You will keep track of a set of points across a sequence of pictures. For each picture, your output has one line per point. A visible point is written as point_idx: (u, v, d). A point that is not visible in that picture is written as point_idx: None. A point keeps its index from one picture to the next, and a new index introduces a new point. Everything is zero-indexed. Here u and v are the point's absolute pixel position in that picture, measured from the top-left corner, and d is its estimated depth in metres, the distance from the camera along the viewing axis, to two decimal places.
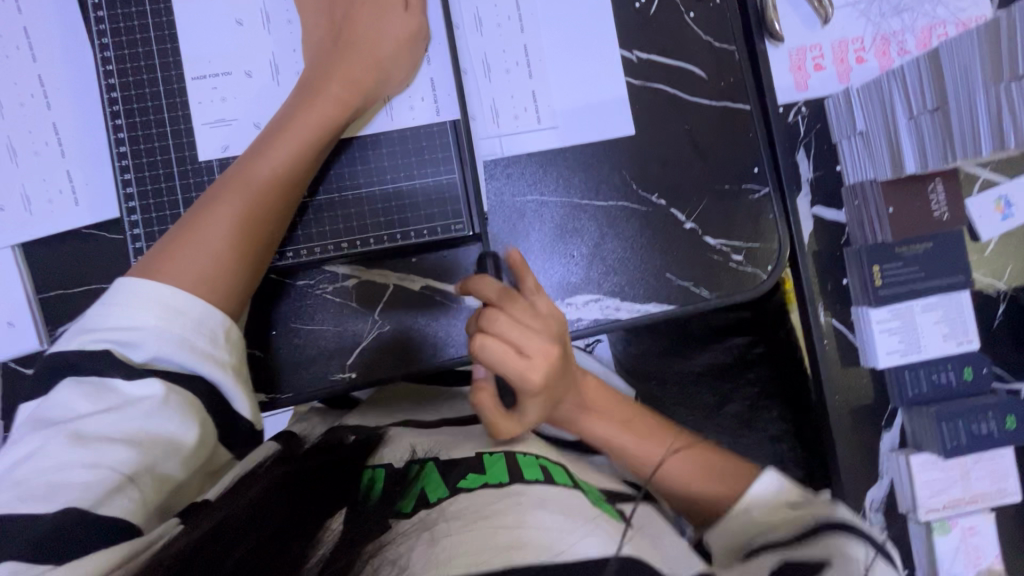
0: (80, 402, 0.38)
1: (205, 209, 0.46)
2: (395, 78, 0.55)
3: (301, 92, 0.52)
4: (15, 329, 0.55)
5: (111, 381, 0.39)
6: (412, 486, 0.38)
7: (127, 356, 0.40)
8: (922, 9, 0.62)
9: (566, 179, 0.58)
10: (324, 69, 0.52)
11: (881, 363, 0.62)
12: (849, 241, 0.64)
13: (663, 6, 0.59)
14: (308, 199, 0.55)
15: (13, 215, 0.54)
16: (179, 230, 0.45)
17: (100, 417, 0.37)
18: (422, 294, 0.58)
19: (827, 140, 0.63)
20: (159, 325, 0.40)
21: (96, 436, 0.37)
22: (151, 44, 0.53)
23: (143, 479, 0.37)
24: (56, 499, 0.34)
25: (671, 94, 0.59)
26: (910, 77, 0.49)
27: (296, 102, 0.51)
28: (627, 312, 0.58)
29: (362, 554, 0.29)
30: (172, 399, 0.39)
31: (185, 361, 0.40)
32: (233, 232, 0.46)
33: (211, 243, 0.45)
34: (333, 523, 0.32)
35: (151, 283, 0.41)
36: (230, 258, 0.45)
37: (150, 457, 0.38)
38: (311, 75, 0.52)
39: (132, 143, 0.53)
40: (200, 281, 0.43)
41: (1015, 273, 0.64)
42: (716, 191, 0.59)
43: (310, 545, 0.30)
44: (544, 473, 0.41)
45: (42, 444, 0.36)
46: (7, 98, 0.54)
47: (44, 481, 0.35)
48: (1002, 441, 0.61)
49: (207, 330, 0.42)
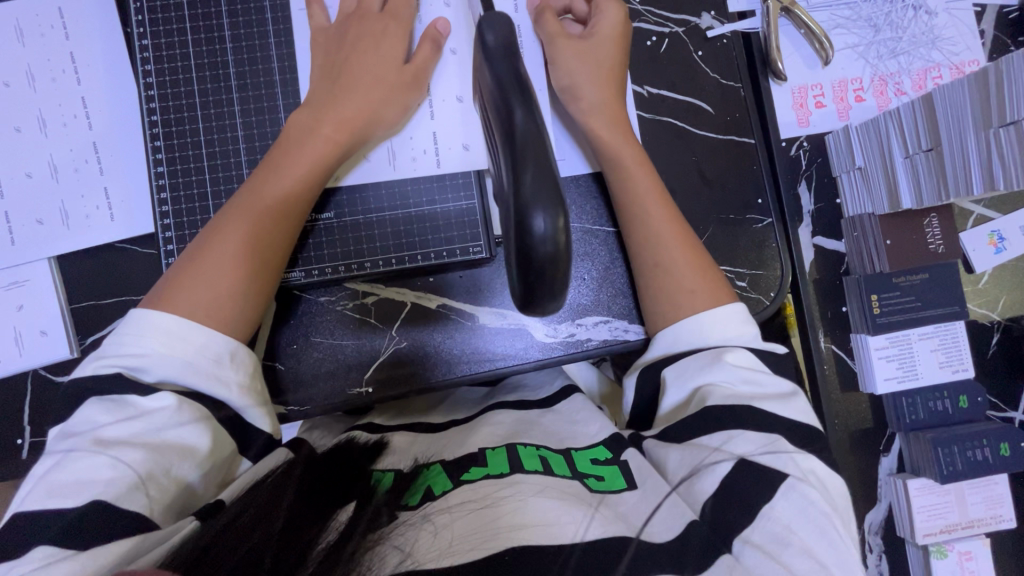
0: (99, 416, 0.40)
1: (205, 240, 0.48)
2: (386, 122, 0.55)
3: (292, 134, 0.53)
4: (47, 338, 0.57)
5: (128, 396, 0.41)
6: (418, 484, 0.40)
7: (136, 378, 0.42)
8: (918, 52, 0.65)
9: (580, 207, 0.61)
10: (320, 106, 0.53)
11: (880, 389, 0.64)
12: (848, 270, 0.66)
13: (673, 45, 0.62)
14: (333, 220, 0.57)
15: (51, 229, 0.57)
16: (182, 263, 0.47)
17: (119, 425, 0.40)
18: (437, 312, 0.60)
19: (827, 173, 0.66)
20: (163, 350, 0.42)
21: (117, 441, 0.39)
22: (190, 71, 0.57)
23: (159, 478, 0.39)
24: (81, 495, 0.36)
25: (680, 128, 0.62)
26: (906, 119, 0.52)
27: (288, 145, 0.52)
28: (636, 334, 0.60)
29: (365, 540, 0.32)
30: (185, 409, 0.41)
31: (193, 382, 0.42)
32: (232, 265, 0.47)
33: (211, 280, 0.46)
34: (341, 515, 0.35)
35: (155, 312, 0.44)
36: (230, 294, 0.46)
37: (165, 458, 0.40)
38: (303, 116, 0.53)
39: (169, 163, 0.56)
40: (199, 309, 0.44)
41: (1008, 304, 0.67)
42: (721, 220, 0.62)
43: (320, 530, 0.34)
44: (544, 464, 0.44)
45: (66, 452, 0.38)
46: (51, 118, 0.57)
47: (68, 481, 0.37)
48: (997, 467, 0.63)
49: (212, 351, 0.43)
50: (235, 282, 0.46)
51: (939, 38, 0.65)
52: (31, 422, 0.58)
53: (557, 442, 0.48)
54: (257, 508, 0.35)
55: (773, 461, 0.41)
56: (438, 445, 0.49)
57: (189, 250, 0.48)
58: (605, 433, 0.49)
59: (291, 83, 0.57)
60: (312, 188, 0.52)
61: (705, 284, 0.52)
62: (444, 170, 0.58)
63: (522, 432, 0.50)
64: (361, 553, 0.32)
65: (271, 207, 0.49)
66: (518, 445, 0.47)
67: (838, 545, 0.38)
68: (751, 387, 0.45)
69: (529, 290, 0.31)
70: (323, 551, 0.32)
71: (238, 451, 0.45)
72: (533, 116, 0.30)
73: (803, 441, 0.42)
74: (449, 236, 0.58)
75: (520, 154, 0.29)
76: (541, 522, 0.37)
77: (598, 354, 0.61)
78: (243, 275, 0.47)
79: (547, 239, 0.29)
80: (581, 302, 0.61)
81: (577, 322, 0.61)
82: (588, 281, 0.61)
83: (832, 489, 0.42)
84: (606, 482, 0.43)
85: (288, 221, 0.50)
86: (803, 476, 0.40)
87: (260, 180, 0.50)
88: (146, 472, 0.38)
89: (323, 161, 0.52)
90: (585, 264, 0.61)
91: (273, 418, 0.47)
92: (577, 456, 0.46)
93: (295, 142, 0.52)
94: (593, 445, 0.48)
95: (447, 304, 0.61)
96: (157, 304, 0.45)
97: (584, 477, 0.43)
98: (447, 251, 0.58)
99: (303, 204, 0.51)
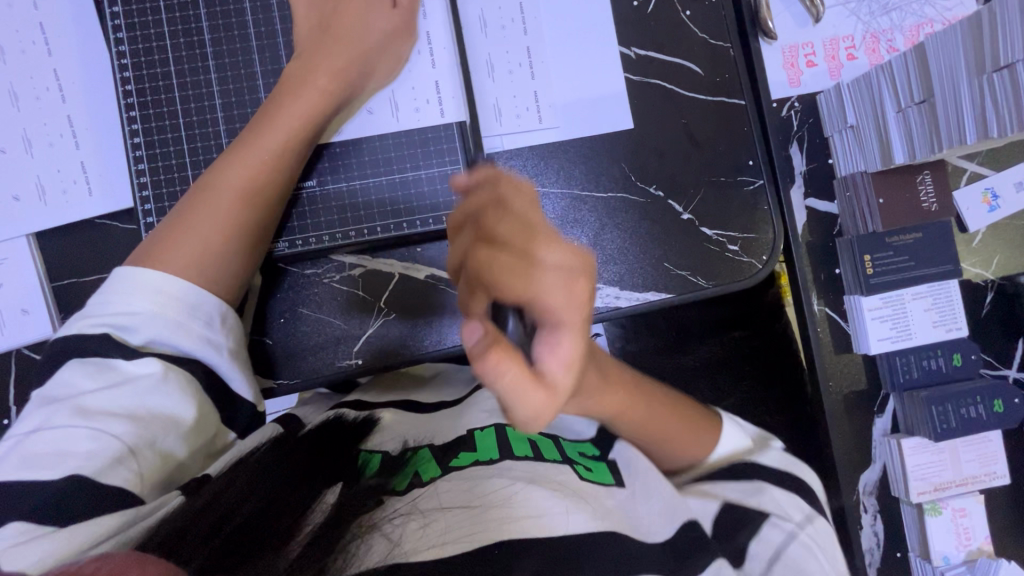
0: (84, 380, 0.39)
1: (196, 196, 0.47)
2: (379, 73, 0.56)
3: (281, 89, 0.52)
4: (29, 317, 0.56)
5: (114, 360, 0.40)
6: (406, 471, 0.39)
7: (125, 339, 0.41)
8: (910, 7, 0.64)
9: (567, 171, 0.60)
10: (308, 60, 0.53)
11: (873, 349, 0.64)
12: (841, 232, 0.66)
13: (660, 5, 0.61)
14: (318, 190, 0.56)
15: (28, 205, 0.56)
16: (171, 218, 0.47)
17: (103, 393, 0.39)
18: (426, 282, 0.60)
19: (819, 134, 0.65)
20: (154, 310, 0.41)
21: (100, 411, 0.38)
22: (164, 40, 0.55)
23: (144, 452, 0.38)
24: (62, 467, 0.35)
25: (668, 90, 0.61)
26: (899, 72, 0.51)
27: (279, 97, 0.52)
28: (626, 301, 0.60)
29: (356, 527, 0.31)
30: (172, 377, 0.40)
31: (183, 345, 0.42)
32: (226, 219, 0.47)
33: (205, 233, 0.46)
34: (327, 499, 0.34)
35: (148, 270, 0.42)
36: (226, 248, 0.46)
37: (150, 431, 0.39)
38: (292, 69, 0.53)
39: (146, 134, 0.55)
40: (196, 267, 0.44)
41: (1002, 262, 0.66)
42: (712, 182, 0.61)
43: (303, 513, 0.32)
44: (533, 448, 0.45)
45: (47, 419, 0.37)
46: (23, 91, 0.56)
47: (47, 450, 0.36)
48: (990, 424, 0.63)
49: (204, 315, 0.43)
50: (230, 238, 0.47)
51: None
52: (17, 403, 0.57)
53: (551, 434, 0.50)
54: (241, 485, 0.34)
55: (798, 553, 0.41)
56: (430, 427, 0.48)
57: (181, 205, 0.47)
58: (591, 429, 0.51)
59: (268, 50, 0.56)
60: (303, 143, 0.52)
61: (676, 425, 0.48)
62: (449, 119, 0.57)
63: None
64: (350, 540, 0.30)
65: (264, 161, 0.49)
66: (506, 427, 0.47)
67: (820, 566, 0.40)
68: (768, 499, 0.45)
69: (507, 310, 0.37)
70: (309, 532, 0.31)
71: (223, 422, 0.43)
72: None
73: (786, 489, 0.45)
74: (435, 202, 0.57)
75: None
76: (532, 513, 0.37)
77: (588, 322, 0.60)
78: (238, 229, 0.47)
79: None
80: None
81: None
82: None
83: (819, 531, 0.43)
84: (593, 472, 0.45)
85: (282, 177, 0.51)
86: (781, 513, 0.43)
87: (251, 134, 0.50)
88: (131, 446, 0.37)
89: (315, 117, 0.52)
90: (575, 231, 0.60)
91: (257, 389, 0.47)
92: (565, 446, 0.48)
93: (286, 95, 0.52)
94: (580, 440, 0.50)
95: (436, 275, 0.60)
96: (147, 262, 0.43)
97: (572, 463, 0.45)
98: (434, 218, 0.57)
99: (296, 160, 0.52)
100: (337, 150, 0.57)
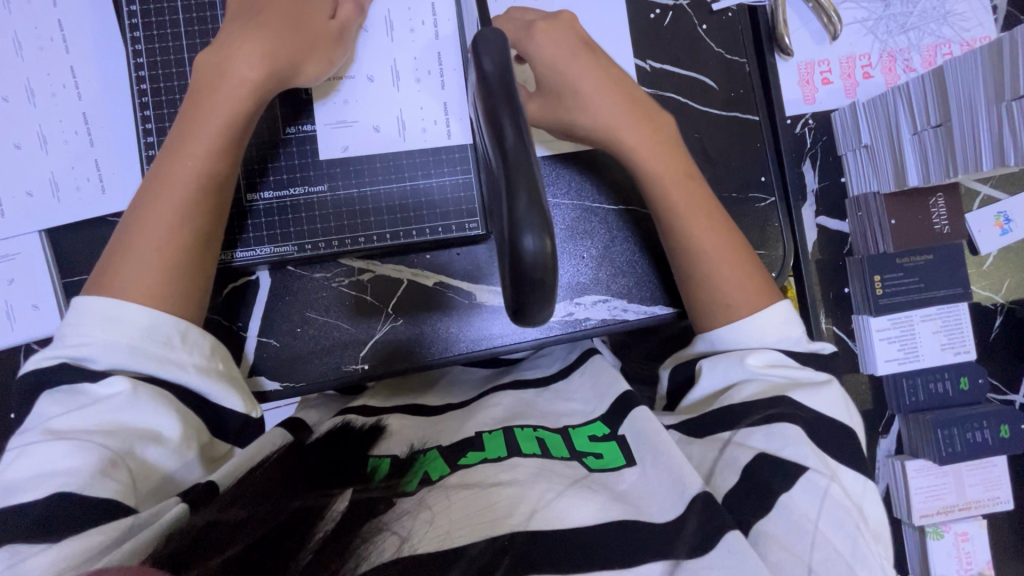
0: (54, 407, 0.39)
1: (134, 220, 0.45)
2: (313, 58, 0.50)
3: (198, 86, 0.47)
4: (40, 313, 0.56)
5: (81, 385, 0.40)
6: (414, 470, 0.40)
7: (85, 367, 0.41)
8: (928, 28, 0.64)
9: (579, 183, 0.60)
10: (221, 49, 0.48)
11: (880, 370, 0.64)
12: (851, 250, 0.66)
13: (677, 18, 0.61)
14: (282, 198, 0.56)
15: (41, 201, 0.56)
16: (115, 244, 0.45)
17: (71, 415, 0.38)
18: (434, 289, 0.60)
19: (832, 152, 0.65)
20: (106, 335, 0.41)
21: (71, 430, 0.37)
22: (180, 40, 0.55)
23: (126, 463, 0.37)
24: (42, 486, 0.35)
25: (682, 103, 0.60)
26: (915, 94, 0.51)
27: (201, 94, 0.47)
28: (634, 314, 0.60)
29: (366, 530, 0.32)
30: (142, 392, 0.40)
31: (146, 366, 0.41)
32: (158, 249, 0.44)
33: (140, 264, 0.44)
34: (337, 504, 0.34)
35: (95, 298, 0.42)
36: (162, 280, 0.44)
37: (127, 443, 0.38)
38: (206, 59, 0.48)
39: (159, 134, 0.55)
40: (144, 290, 0.43)
41: (1012, 286, 0.66)
42: (724, 198, 0.60)
43: (315, 519, 0.32)
44: (540, 447, 0.43)
45: (22, 446, 0.36)
46: (38, 87, 0.56)
47: (26, 473, 0.35)
48: (995, 449, 0.63)
49: (159, 333, 0.42)
50: (168, 255, 0.45)
51: (951, 13, 0.64)
52: None
53: (554, 422, 0.48)
54: (249, 495, 0.34)
55: (792, 454, 0.40)
56: (436, 430, 0.48)
57: (119, 231, 0.46)
58: (599, 406, 0.48)
59: None
60: (234, 142, 0.48)
61: (711, 236, 0.51)
62: (454, 141, 0.57)
63: (521, 415, 0.49)
64: (358, 542, 0.31)
65: (191, 158, 0.46)
66: (515, 427, 0.46)
67: (858, 539, 0.36)
68: (777, 373, 0.46)
69: (517, 290, 0.25)
70: (320, 538, 0.31)
71: (208, 432, 0.43)
72: (502, 61, 0.27)
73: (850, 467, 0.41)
74: (445, 211, 0.57)
75: (508, 177, 0.23)
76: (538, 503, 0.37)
77: (597, 334, 0.60)
78: (168, 259, 0.45)
79: (538, 262, 0.23)
80: (580, 280, 0.60)
81: (576, 301, 0.60)
82: (587, 259, 0.60)
83: (864, 509, 0.39)
84: (604, 459, 0.43)
85: (212, 191, 0.47)
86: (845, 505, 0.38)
87: (179, 139, 0.47)
88: (111, 458, 0.37)
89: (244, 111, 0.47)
90: (584, 243, 0.60)
91: (247, 400, 0.46)
92: (573, 433, 0.46)
93: (204, 91, 0.47)
94: (591, 421, 0.47)
95: (443, 282, 0.60)
96: (100, 286, 0.43)
97: (582, 456, 0.43)
98: (443, 226, 0.57)
99: (237, 139, 0.48)
100: (310, 127, 0.56)
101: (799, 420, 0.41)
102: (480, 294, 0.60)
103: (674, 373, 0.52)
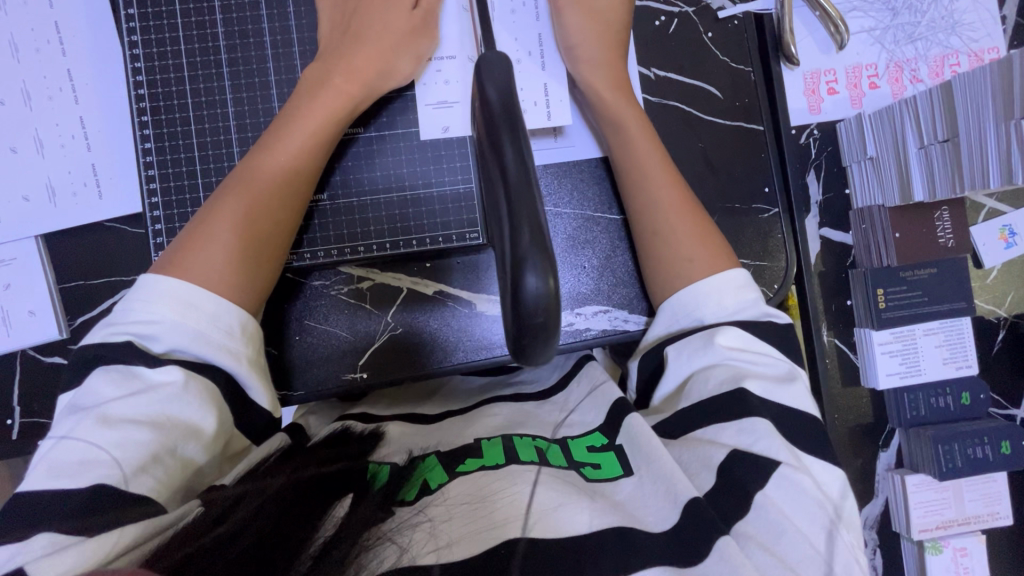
0: (108, 387, 0.38)
1: (214, 206, 0.46)
2: (399, 73, 0.54)
3: (301, 93, 0.52)
4: (36, 319, 0.56)
5: (136, 368, 0.39)
6: (415, 476, 0.39)
7: (147, 348, 0.40)
8: (936, 37, 0.63)
9: (581, 193, 0.60)
10: (327, 63, 0.52)
11: (881, 384, 0.64)
12: (854, 262, 0.65)
13: (682, 25, 0.60)
14: (338, 200, 0.56)
15: (39, 207, 0.56)
16: (189, 228, 0.46)
17: (125, 401, 0.38)
18: (434, 298, 0.59)
19: (837, 163, 0.65)
20: (174, 318, 0.41)
21: (121, 418, 0.37)
22: (179, 44, 0.54)
23: (166, 460, 0.37)
24: (84, 476, 0.34)
25: (686, 112, 0.60)
26: (923, 107, 0.51)
27: (301, 99, 0.51)
28: (635, 325, 0.59)
29: (366, 536, 0.32)
30: (192, 386, 0.40)
31: (205, 352, 0.41)
32: (236, 233, 0.45)
33: (218, 245, 0.44)
34: (339, 508, 0.34)
35: (170, 278, 0.42)
36: (239, 266, 0.45)
37: (172, 439, 0.38)
38: (312, 71, 0.52)
39: (158, 139, 0.54)
40: (219, 274, 0.43)
41: (1016, 301, 0.66)
42: (727, 209, 0.60)
43: (315, 524, 0.32)
44: (539, 454, 0.43)
45: (68, 431, 0.36)
46: (34, 90, 0.55)
47: (70, 460, 0.35)
48: (996, 465, 0.63)
49: (224, 323, 0.42)
50: (245, 243, 0.46)
51: (960, 23, 0.63)
52: (20, 404, 0.56)
53: (552, 432, 0.47)
54: (254, 497, 0.34)
55: (764, 450, 0.39)
56: (433, 436, 0.47)
57: (195, 216, 0.46)
58: (598, 417, 0.47)
59: (284, 59, 0.55)
60: (326, 143, 0.51)
61: (703, 248, 0.50)
62: (555, 122, 0.57)
63: (519, 424, 0.48)
64: (357, 550, 0.31)
65: (280, 170, 0.48)
66: (513, 435, 0.46)
67: (833, 541, 0.36)
68: (746, 357, 0.44)
69: (517, 330, 0.24)
70: (321, 542, 0.31)
71: (237, 431, 0.42)
72: (508, 92, 0.26)
73: (823, 463, 0.40)
74: (445, 221, 0.57)
75: (511, 213, 0.23)
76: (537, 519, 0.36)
77: (597, 344, 0.59)
78: (244, 247, 0.45)
79: (539, 303, 0.23)
80: (580, 291, 0.59)
81: (577, 311, 0.59)
82: (588, 269, 0.59)
83: (834, 502, 0.39)
84: (602, 470, 0.42)
85: (297, 188, 0.49)
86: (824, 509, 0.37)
87: (274, 137, 0.49)
88: (155, 452, 0.36)
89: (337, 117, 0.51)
90: (586, 253, 0.59)
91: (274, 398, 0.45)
92: (572, 444, 0.46)
93: (306, 98, 0.51)
94: (589, 430, 0.47)
95: (444, 291, 0.59)
96: (169, 269, 0.43)
97: (579, 466, 0.43)
98: (443, 236, 0.57)
99: (330, 142, 0.51)
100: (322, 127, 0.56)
101: (773, 416, 0.41)
102: (478, 302, 0.59)
103: (641, 368, 0.51)
